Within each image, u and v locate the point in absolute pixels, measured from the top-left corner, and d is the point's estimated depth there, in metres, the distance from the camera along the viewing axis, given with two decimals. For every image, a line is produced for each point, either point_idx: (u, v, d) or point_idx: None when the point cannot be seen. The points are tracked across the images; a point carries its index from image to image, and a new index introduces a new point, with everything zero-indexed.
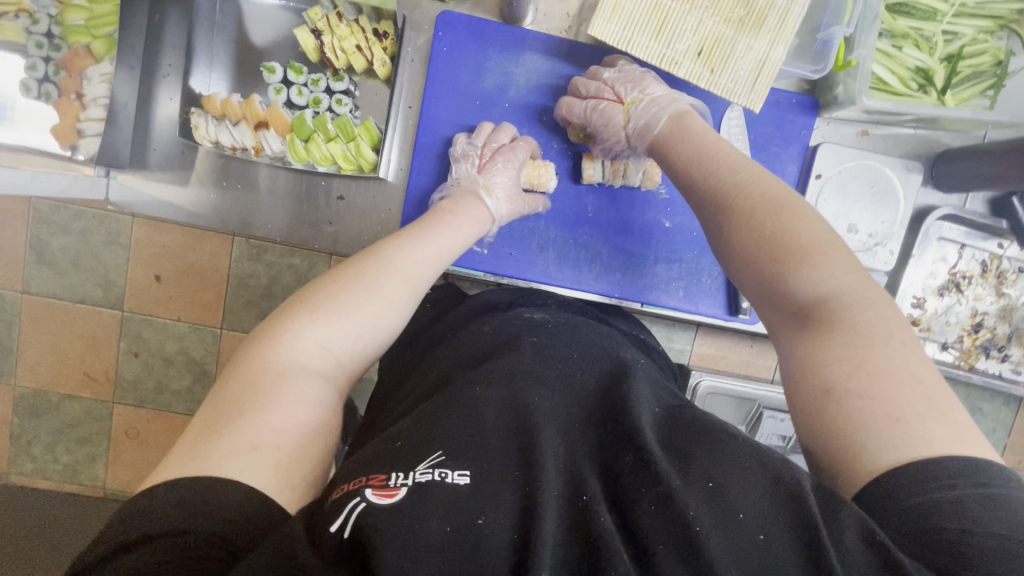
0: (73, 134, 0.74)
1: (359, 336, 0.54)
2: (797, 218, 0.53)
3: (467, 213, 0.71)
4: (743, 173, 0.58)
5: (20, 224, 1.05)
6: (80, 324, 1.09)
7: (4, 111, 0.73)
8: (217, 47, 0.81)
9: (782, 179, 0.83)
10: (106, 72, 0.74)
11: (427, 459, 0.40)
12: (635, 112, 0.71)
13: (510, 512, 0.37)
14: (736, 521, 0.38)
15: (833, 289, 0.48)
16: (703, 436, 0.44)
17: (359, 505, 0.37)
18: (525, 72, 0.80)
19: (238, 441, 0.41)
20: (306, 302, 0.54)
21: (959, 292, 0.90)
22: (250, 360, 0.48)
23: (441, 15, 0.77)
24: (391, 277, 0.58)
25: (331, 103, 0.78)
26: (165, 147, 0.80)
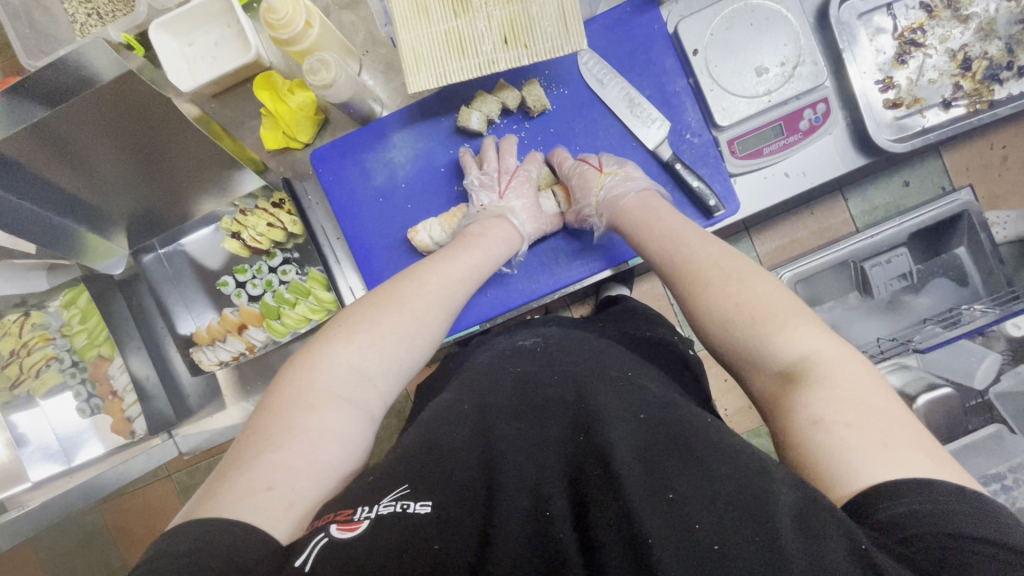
0: (126, 422, 0.88)
1: (391, 358, 0.60)
2: (700, 246, 0.64)
3: (494, 233, 0.75)
4: (658, 228, 0.69)
5: (173, 498, 1.25)
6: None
7: (81, 434, 0.88)
8: (187, 294, 0.94)
9: (668, 75, 0.81)
10: (120, 363, 0.88)
11: (394, 492, 0.44)
12: (610, 183, 0.76)
13: (470, 536, 0.40)
14: (693, 531, 0.37)
15: (744, 295, 0.57)
16: (688, 445, 0.43)
17: (322, 540, 0.41)
18: (401, 150, 0.86)
19: (257, 482, 0.47)
20: (346, 326, 0.60)
21: (921, 47, 0.81)
22: (283, 391, 0.55)
23: (313, 154, 0.86)
24: (422, 298, 0.64)
25: (280, 277, 0.89)
26: (197, 388, 0.95)
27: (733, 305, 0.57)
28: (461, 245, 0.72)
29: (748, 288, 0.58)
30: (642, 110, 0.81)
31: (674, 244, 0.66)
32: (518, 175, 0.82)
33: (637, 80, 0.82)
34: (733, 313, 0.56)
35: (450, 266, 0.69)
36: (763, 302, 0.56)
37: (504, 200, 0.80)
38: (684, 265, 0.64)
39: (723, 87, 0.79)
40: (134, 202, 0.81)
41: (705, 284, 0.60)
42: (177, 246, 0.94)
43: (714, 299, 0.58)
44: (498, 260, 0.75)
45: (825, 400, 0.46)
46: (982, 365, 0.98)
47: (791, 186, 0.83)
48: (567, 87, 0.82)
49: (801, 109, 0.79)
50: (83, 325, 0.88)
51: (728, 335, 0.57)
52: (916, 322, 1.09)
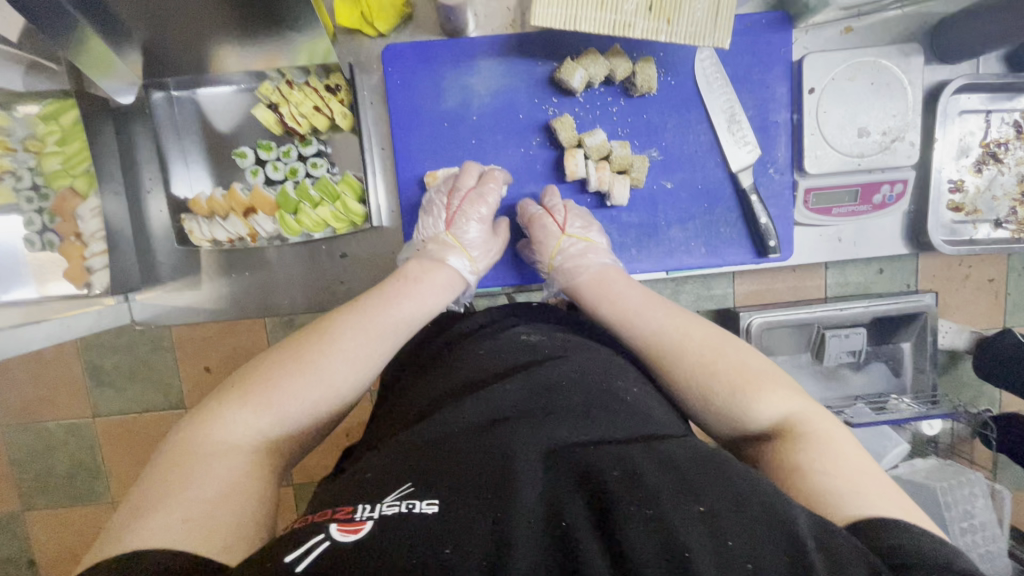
0: (84, 273, 0.76)
1: (303, 400, 0.51)
2: (727, 351, 0.56)
3: (432, 277, 0.66)
4: (703, 327, 0.59)
5: (72, 352, 1.05)
6: (151, 434, 1.09)
7: (18, 268, 0.73)
8: (188, 149, 0.82)
9: (775, 103, 0.78)
10: (96, 206, 0.74)
11: (398, 491, 0.36)
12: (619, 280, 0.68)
13: (481, 533, 0.32)
14: (729, 546, 0.32)
15: (787, 413, 0.50)
16: (707, 464, 0.39)
17: (323, 542, 0.32)
18: (483, 79, 0.77)
19: (161, 513, 0.39)
20: (245, 379, 0.52)
21: (998, 162, 0.83)
22: (184, 441, 0.46)
23: (386, 50, 0.76)
24: (334, 343, 0.55)
25: (308, 169, 0.79)
26: (169, 257, 0.84)
27: (781, 422, 0.49)
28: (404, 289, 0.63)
29: (740, 363, 0.55)
30: (739, 129, 0.78)
31: (665, 326, 0.60)
32: (471, 195, 0.73)
33: (744, 97, 0.79)
34: (784, 430, 0.49)
35: (377, 313, 0.59)
36: (810, 416, 0.49)
37: (447, 232, 0.72)
38: (718, 354, 0.56)
39: (823, 135, 0.77)
40: (145, 31, 0.68)
41: (698, 368, 0.55)
42: (191, 94, 0.81)
43: (765, 407, 0.50)
44: (438, 308, 0.66)
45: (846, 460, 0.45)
46: (894, 452, 1.08)
47: (839, 251, 0.85)
48: (675, 77, 0.78)
49: (880, 183, 0.79)
50: (61, 147, 0.73)
51: (779, 448, 0.48)
52: (848, 398, 1.16)
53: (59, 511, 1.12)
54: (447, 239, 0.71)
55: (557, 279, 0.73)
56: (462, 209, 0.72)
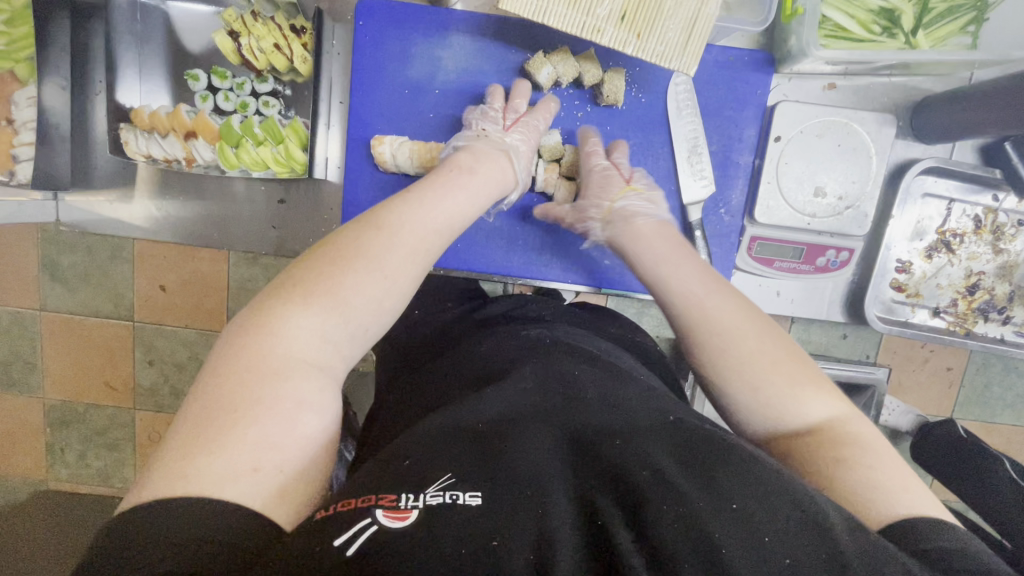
0: (9, 160, 0.73)
1: (361, 323, 0.50)
2: (709, 291, 0.57)
3: (488, 172, 0.65)
4: (674, 271, 0.60)
5: (30, 241, 1.02)
6: (97, 339, 1.07)
7: None
8: (147, 60, 0.80)
9: (739, 145, 0.77)
10: (34, 95, 0.73)
11: (438, 480, 0.36)
12: (632, 200, 0.69)
13: (529, 533, 0.33)
14: (760, 542, 0.33)
15: (772, 354, 0.51)
16: (721, 449, 0.39)
17: (370, 527, 0.33)
18: (453, 55, 0.75)
19: (238, 458, 0.38)
20: (296, 282, 0.48)
21: (950, 252, 0.82)
22: (231, 362, 0.43)
23: (360, 2, 0.74)
24: (395, 251, 0.52)
25: (259, 106, 0.77)
26: (108, 164, 0.82)
27: (763, 368, 0.50)
28: (461, 189, 0.61)
29: (770, 345, 0.52)
30: (700, 161, 0.76)
31: (694, 286, 0.58)
32: (525, 118, 0.72)
33: (710, 130, 0.77)
34: (766, 373, 0.50)
35: (427, 215, 0.57)
36: (794, 363, 0.51)
37: (506, 133, 0.70)
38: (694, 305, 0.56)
39: (780, 186, 0.76)
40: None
41: (730, 333, 0.53)
42: (162, 5, 0.79)
43: (746, 349, 0.52)
44: (486, 206, 0.65)
45: (855, 445, 0.45)
46: None
47: (776, 306, 0.84)
48: (647, 95, 0.76)
49: (828, 247, 0.78)
50: (6, 27, 0.71)
51: (759, 395, 0.50)
52: None
53: None
54: (507, 139, 0.70)
55: (614, 225, 0.68)
56: (525, 124, 0.71)
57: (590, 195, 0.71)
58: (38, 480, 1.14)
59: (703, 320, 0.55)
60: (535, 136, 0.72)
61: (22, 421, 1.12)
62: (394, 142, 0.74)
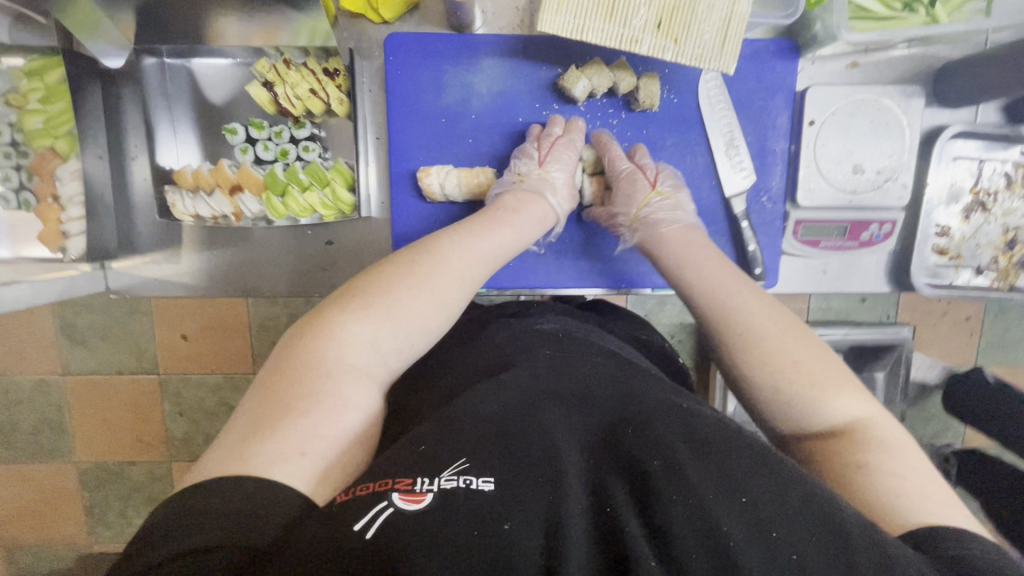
0: (59, 236, 0.73)
1: (407, 337, 0.55)
2: (731, 290, 0.61)
3: (530, 212, 0.69)
4: (695, 268, 0.65)
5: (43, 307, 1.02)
6: (121, 395, 1.07)
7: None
8: (181, 120, 0.80)
9: (774, 132, 0.78)
10: (76, 169, 0.73)
11: (454, 464, 0.36)
12: (656, 205, 0.72)
13: (538, 525, 0.33)
14: (774, 539, 0.33)
15: (797, 355, 0.53)
16: (741, 445, 0.38)
17: (387, 509, 0.34)
18: (485, 79, 0.76)
19: (284, 446, 0.42)
20: (356, 294, 0.55)
21: (986, 211, 0.84)
22: (293, 356, 0.49)
23: (388, 38, 0.75)
24: (441, 269, 0.59)
25: (299, 152, 0.77)
26: (150, 227, 0.82)
27: (787, 367, 0.53)
28: (513, 229, 0.66)
29: (795, 345, 0.54)
30: (737, 153, 0.78)
31: (721, 288, 0.61)
32: (561, 141, 0.74)
33: (743, 122, 0.78)
34: (790, 372, 0.52)
35: (478, 244, 0.62)
36: (820, 365, 0.53)
37: (544, 169, 0.72)
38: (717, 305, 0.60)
39: (819, 168, 0.78)
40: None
41: (752, 334, 0.56)
42: (184, 61, 0.78)
43: (768, 348, 0.55)
44: (530, 242, 0.69)
45: (875, 447, 0.46)
46: None
47: (824, 283, 0.85)
48: (679, 95, 0.77)
49: (870, 221, 0.80)
50: (43, 104, 0.70)
51: (780, 394, 0.52)
52: None
53: (21, 466, 1.10)
54: (548, 175, 0.72)
55: (641, 231, 0.72)
56: (560, 149, 0.73)
57: (619, 201, 0.75)
58: (82, 544, 1.15)
59: (737, 317, 0.58)
60: (571, 164, 0.73)
61: (58, 486, 1.12)
62: (436, 174, 0.75)
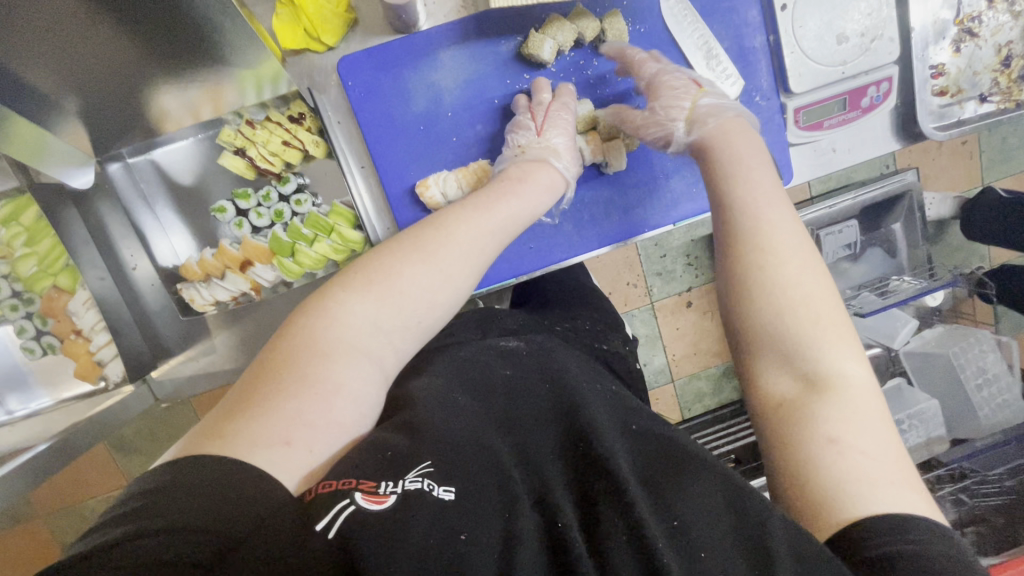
0: (95, 367, 0.73)
1: (411, 317, 0.54)
2: (764, 206, 0.57)
3: (535, 179, 0.66)
4: (747, 175, 0.60)
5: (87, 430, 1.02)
6: None
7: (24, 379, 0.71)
8: (173, 215, 0.78)
9: (749, 29, 0.76)
10: (87, 298, 0.71)
11: (417, 467, 0.41)
12: (705, 105, 0.68)
13: (489, 529, 0.38)
14: (696, 556, 0.38)
15: (801, 286, 0.52)
16: (682, 466, 0.44)
17: (349, 507, 0.37)
18: (449, 72, 0.73)
19: (273, 432, 0.42)
20: (359, 271, 0.54)
21: (975, 37, 0.82)
22: (292, 335, 0.49)
23: (341, 63, 0.71)
24: (447, 246, 0.57)
25: (293, 208, 0.76)
26: (174, 326, 0.80)
27: (794, 296, 0.52)
28: (512, 195, 0.63)
29: (812, 276, 0.53)
30: (718, 63, 0.75)
31: (760, 198, 0.58)
32: (553, 107, 0.72)
33: (715, 29, 0.76)
34: (795, 304, 0.52)
35: (483, 216, 0.60)
36: (828, 307, 0.52)
37: (543, 137, 0.70)
38: (752, 215, 0.57)
39: (804, 51, 0.75)
40: (78, 97, 0.59)
41: (774, 252, 0.54)
42: (148, 156, 0.76)
43: (780, 270, 0.53)
44: (542, 209, 0.66)
45: (836, 397, 0.47)
46: (902, 329, 1.17)
47: (839, 161, 0.82)
48: (644, 24, 0.74)
49: (867, 86, 0.78)
50: (31, 246, 0.69)
51: (781, 322, 0.51)
52: (852, 288, 1.18)
53: None
54: (546, 143, 0.70)
55: (698, 131, 0.66)
56: (556, 115, 0.71)
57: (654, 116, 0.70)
58: None
59: (764, 265, 0.54)
60: (568, 122, 0.71)
61: None
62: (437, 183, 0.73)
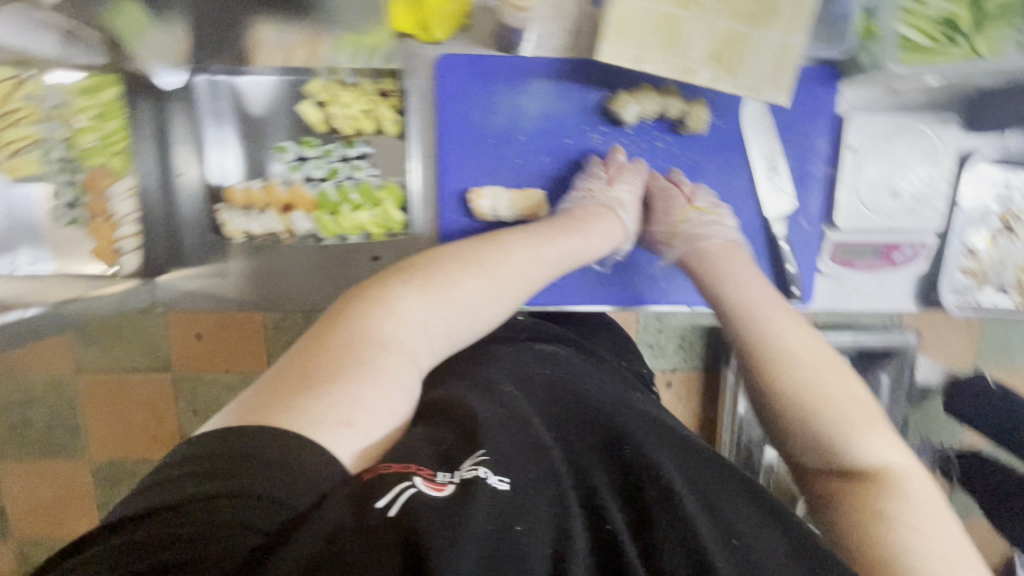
0: (113, 253, 0.74)
1: (458, 325, 0.56)
2: (768, 321, 0.61)
3: (597, 224, 0.70)
4: (743, 289, 0.65)
5: None
6: (138, 394, 1.07)
7: (40, 239, 0.73)
8: (243, 144, 0.80)
9: (813, 156, 0.80)
10: (131, 186, 0.73)
11: (472, 458, 0.40)
12: (699, 218, 0.74)
13: (550, 523, 0.36)
14: (761, 573, 0.37)
15: (822, 390, 0.54)
16: (737, 488, 0.43)
17: (409, 489, 0.36)
18: (535, 101, 0.77)
19: (330, 412, 0.42)
20: (412, 275, 0.55)
21: (1011, 233, 0.86)
22: (344, 328, 0.48)
23: (440, 59, 0.75)
24: (504, 264, 0.60)
25: (349, 171, 0.79)
26: (195, 241, 0.79)
27: (814, 395, 0.54)
28: (576, 234, 0.68)
29: (826, 377, 0.55)
30: (778, 177, 0.80)
31: (760, 312, 0.62)
32: (626, 167, 0.77)
33: (784, 146, 0.80)
34: (817, 407, 0.53)
35: (544, 245, 0.64)
36: (852, 406, 0.53)
37: (611, 186, 0.74)
38: (754, 328, 0.61)
39: (857, 193, 0.80)
40: None
41: (787, 358, 0.57)
42: (230, 79, 0.78)
43: (799, 376, 0.55)
44: (598, 253, 0.70)
45: (892, 486, 0.47)
46: None
47: (858, 302, 0.85)
48: (723, 119, 0.79)
49: (902, 243, 0.83)
50: (98, 123, 0.71)
51: (807, 428, 0.53)
52: None
53: (30, 462, 1.10)
54: (612, 193, 0.74)
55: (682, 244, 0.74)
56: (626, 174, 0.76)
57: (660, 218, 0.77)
58: None
59: (790, 370, 0.56)
60: (635, 182, 0.76)
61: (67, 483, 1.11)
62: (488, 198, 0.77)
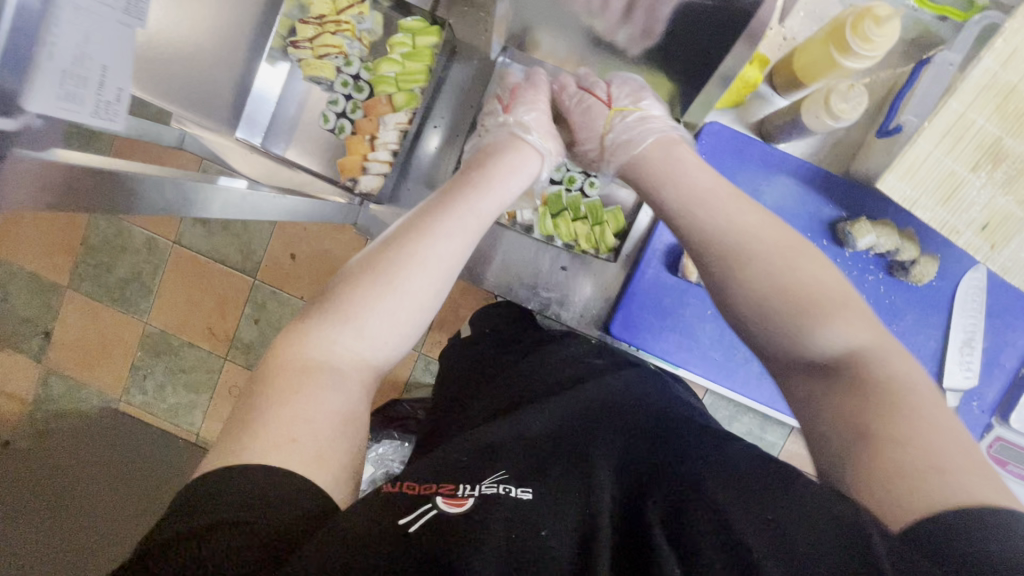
0: (358, 170, 0.80)
1: (418, 301, 0.51)
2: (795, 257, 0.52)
3: (502, 166, 0.64)
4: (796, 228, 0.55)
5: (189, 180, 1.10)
6: (213, 284, 1.16)
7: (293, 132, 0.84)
8: (459, 123, 0.85)
9: (1010, 350, 0.81)
10: (402, 121, 0.78)
11: (493, 476, 0.41)
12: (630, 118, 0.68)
13: (575, 525, 0.37)
14: None
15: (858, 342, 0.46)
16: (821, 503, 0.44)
17: (432, 510, 0.38)
18: (775, 194, 0.81)
19: (288, 415, 0.41)
20: (368, 266, 0.51)
21: None
22: (291, 350, 0.46)
23: (710, 125, 0.80)
24: (414, 263, 0.51)
25: (585, 185, 0.84)
26: (417, 187, 0.86)
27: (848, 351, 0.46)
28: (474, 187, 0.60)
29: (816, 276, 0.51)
30: (969, 354, 0.81)
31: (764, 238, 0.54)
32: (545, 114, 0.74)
33: (987, 329, 0.81)
34: (773, 301, 0.50)
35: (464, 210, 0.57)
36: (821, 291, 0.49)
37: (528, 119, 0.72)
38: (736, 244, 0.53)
39: None
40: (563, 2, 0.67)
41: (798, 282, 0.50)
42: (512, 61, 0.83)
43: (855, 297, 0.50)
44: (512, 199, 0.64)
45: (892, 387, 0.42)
46: None
47: None
48: (939, 280, 0.80)
49: None
50: (405, 60, 0.77)
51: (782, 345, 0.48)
52: None
53: (96, 303, 1.19)
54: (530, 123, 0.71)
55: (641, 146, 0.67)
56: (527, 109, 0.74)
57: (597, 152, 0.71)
58: (114, 399, 1.22)
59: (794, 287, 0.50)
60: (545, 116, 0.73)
61: (117, 337, 1.20)
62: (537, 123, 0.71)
